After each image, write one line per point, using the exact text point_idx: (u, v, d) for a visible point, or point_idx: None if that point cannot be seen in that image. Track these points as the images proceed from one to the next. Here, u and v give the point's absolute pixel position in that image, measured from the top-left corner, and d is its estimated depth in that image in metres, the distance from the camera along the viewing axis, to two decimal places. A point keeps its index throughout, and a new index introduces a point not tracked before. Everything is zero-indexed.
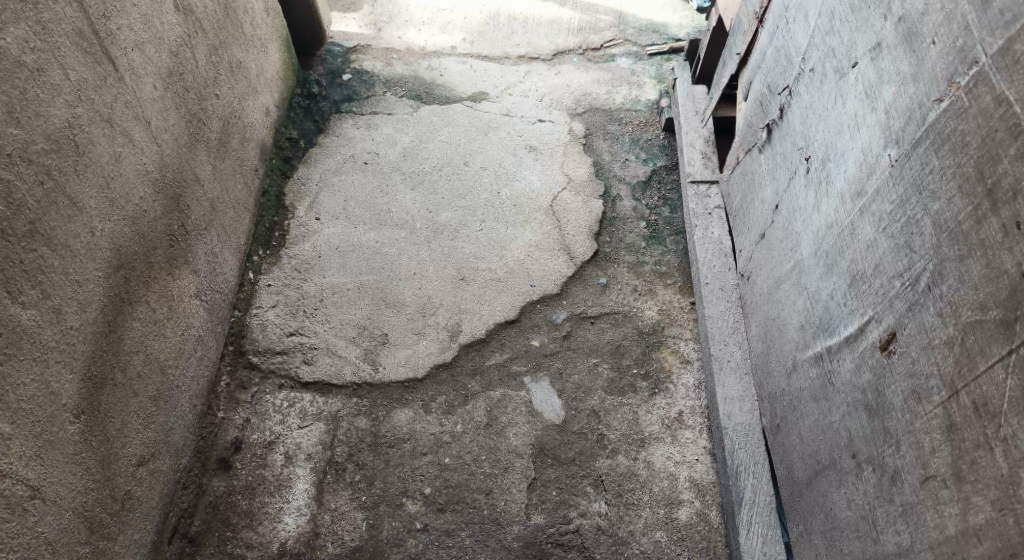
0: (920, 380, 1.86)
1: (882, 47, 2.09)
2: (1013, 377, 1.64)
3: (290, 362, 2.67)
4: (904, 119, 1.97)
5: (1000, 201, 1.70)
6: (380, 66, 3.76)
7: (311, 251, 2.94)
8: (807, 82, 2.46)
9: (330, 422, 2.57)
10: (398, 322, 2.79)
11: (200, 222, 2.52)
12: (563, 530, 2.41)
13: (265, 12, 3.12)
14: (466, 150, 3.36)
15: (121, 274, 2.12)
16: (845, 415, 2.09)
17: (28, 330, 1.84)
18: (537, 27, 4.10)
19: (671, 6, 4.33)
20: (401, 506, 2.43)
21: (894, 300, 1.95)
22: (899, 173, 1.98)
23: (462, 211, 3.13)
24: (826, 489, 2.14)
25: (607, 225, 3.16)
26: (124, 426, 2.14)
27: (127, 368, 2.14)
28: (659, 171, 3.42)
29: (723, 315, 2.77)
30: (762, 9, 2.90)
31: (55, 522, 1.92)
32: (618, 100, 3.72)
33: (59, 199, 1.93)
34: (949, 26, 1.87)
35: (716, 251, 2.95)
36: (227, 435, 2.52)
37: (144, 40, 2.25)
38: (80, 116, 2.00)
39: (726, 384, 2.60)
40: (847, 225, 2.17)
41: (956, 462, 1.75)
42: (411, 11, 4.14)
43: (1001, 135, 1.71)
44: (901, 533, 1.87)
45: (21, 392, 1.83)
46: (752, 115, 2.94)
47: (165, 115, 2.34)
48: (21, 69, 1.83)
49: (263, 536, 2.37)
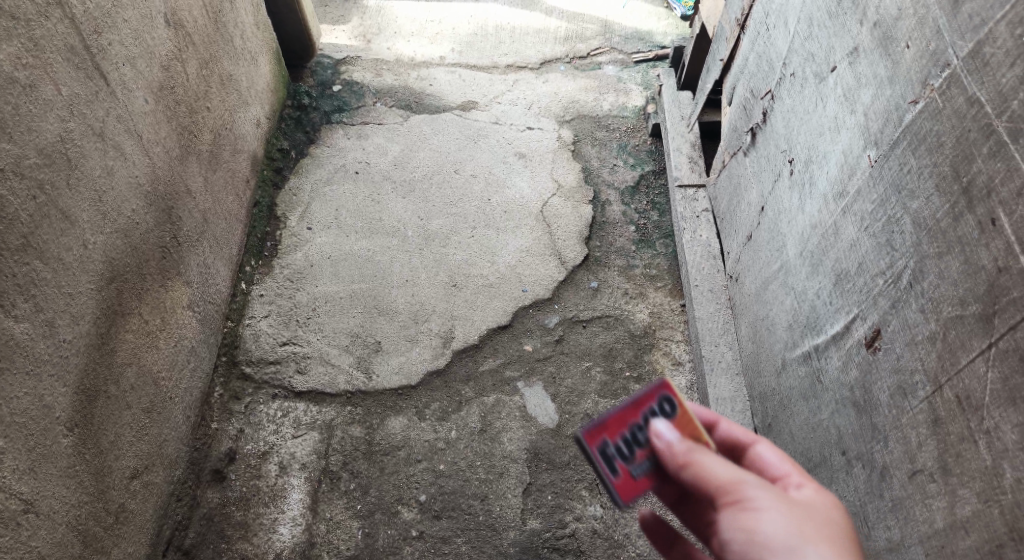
0: (905, 376, 1.88)
1: (859, 51, 2.13)
2: (994, 370, 1.67)
3: (283, 371, 2.68)
4: (882, 121, 2.01)
5: (976, 198, 1.73)
6: (370, 77, 3.79)
7: (303, 261, 2.96)
8: (789, 86, 2.49)
9: (324, 431, 2.58)
10: (391, 330, 2.80)
11: (192, 233, 2.54)
12: (559, 535, 2.43)
13: (255, 26, 3.15)
14: (456, 158, 3.39)
15: (113, 287, 2.14)
16: (833, 413, 2.12)
17: (22, 344, 1.86)
18: (524, 36, 4.14)
19: (656, 14, 4.38)
20: (396, 514, 2.44)
21: (878, 298, 1.98)
22: (879, 174, 2.01)
23: (453, 218, 3.16)
24: (818, 487, 2.16)
25: (597, 230, 3.19)
26: (118, 439, 2.15)
27: (120, 381, 2.16)
28: (647, 176, 3.45)
29: (712, 317, 2.80)
30: (743, 15, 2.94)
31: (48, 536, 1.93)
32: (606, 107, 3.75)
33: (51, 213, 1.94)
34: (922, 30, 1.91)
35: (705, 253, 2.98)
36: (221, 446, 2.53)
37: (136, 55, 2.27)
38: (72, 131, 2.02)
39: (718, 385, 2.63)
40: (830, 225, 2.20)
41: (942, 456, 1.77)
42: (399, 22, 4.18)
43: (974, 135, 1.74)
44: (892, 528, 1.89)
45: (15, 406, 1.84)
46: (736, 119, 2.97)
47: (157, 129, 2.37)
48: (14, 85, 1.86)
49: (259, 546, 2.38)
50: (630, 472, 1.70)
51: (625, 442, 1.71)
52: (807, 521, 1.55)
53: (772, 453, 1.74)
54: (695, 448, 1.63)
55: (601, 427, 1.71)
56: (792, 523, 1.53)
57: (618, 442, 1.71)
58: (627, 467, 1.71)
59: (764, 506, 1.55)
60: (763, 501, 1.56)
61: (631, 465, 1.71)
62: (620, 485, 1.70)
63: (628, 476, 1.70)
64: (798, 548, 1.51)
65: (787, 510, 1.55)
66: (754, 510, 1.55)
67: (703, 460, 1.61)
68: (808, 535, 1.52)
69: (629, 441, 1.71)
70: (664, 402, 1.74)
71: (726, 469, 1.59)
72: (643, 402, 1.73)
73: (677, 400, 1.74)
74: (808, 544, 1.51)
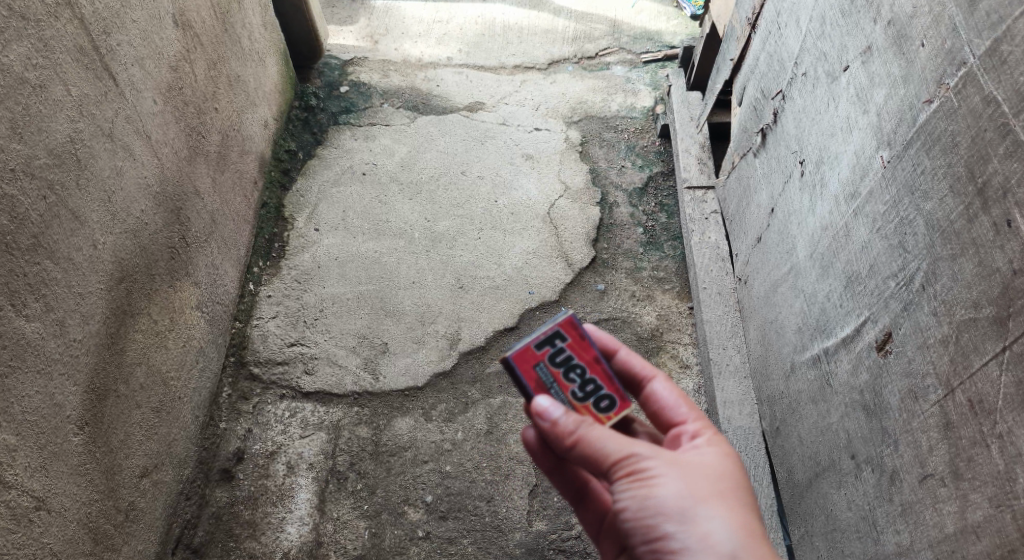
0: (917, 379, 1.87)
1: (872, 50, 2.12)
2: (1007, 374, 1.66)
3: (291, 372, 2.68)
4: (896, 121, 2.00)
5: (991, 200, 1.72)
6: (377, 78, 3.79)
7: (311, 262, 2.96)
8: (800, 86, 2.49)
9: (332, 431, 2.58)
10: (397, 331, 2.80)
11: (200, 234, 2.54)
12: (565, 536, 2.43)
13: (262, 27, 3.16)
14: (463, 159, 3.38)
15: (123, 287, 2.14)
16: (843, 416, 2.11)
17: (33, 342, 1.86)
18: (531, 37, 4.13)
19: (664, 14, 4.37)
20: (403, 515, 2.44)
21: (889, 300, 1.98)
22: (892, 175, 2.00)
23: (460, 220, 3.15)
24: (826, 491, 2.16)
25: (604, 232, 3.18)
26: (127, 438, 2.15)
27: (130, 380, 2.16)
28: (655, 177, 3.44)
29: (721, 319, 2.79)
30: (754, 14, 2.93)
31: (60, 533, 1.93)
32: (614, 108, 3.74)
33: (61, 213, 1.94)
34: (937, 28, 1.90)
35: (713, 255, 2.97)
36: (229, 446, 2.54)
37: (144, 56, 2.27)
38: (81, 131, 2.01)
39: (726, 387, 2.61)
40: (842, 227, 2.19)
41: (954, 460, 1.77)
42: (406, 23, 4.18)
43: (990, 135, 1.74)
44: (901, 532, 1.89)
45: (26, 404, 1.84)
46: (746, 120, 2.96)
47: (165, 130, 2.37)
48: (24, 85, 1.86)
49: (266, 545, 2.38)
50: (541, 366, 1.82)
51: (567, 358, 1.84)
52: (699, 482, 1.68)
53: (670, 394, 1.87)
54: (584, 420, 1.72)
55: (575, 333, 1.86)
56: (687, 490, 1.67)
57: (566, 351, 1.85)
58: (546, 365, 1.83)
59: (658, 477, 1.67)
60: (657, 471, 1.68)
61: (549, 369, 1.83)
62: (528, 352, 1.83)
63: (538, 368, 1.82)
64: (693, 514, 1.65)
65: (682, 479, 1.68)
66: (650, 481, 1.67)
67: (592, 430, 1.71)
68: (701, 500, 1.66)
69: (568, 362, 1.84)
70: (602, 399, 1.83)
71: (618, 443, 1.69)
72: (603, 378, 1.84)
73: (617, 412, 1.82)
74: (700, 509, 1.66)
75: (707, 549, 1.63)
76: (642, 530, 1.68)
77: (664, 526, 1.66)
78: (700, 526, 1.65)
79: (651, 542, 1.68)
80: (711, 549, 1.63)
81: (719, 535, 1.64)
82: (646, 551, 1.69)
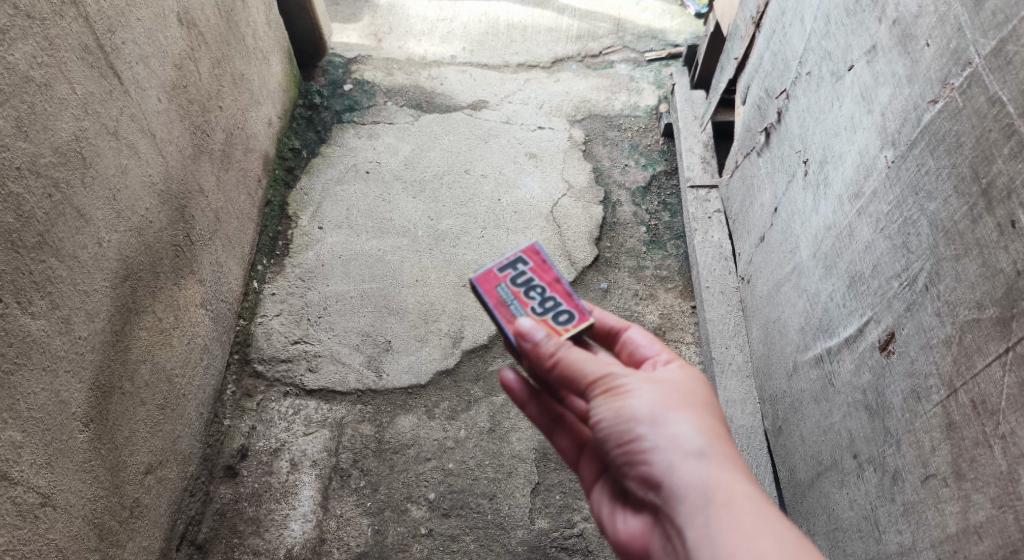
0: (919, 379, 1.88)
1: (877, 50, 2.12)
2: (1011, 375, 1.66)
3: (295, 369, 2.69)
4: (900, 121, 2.00)
5: (995, 200, 1.72)
6: (381, 76, 3.79)
7: (314, 260, 2.97)
8: (804, 85, 2.49)
9: (335, 429, 2.59)
10: (401, 329, 2.80)
11: (205, 232, 2.54)
12: (567, 535, 2.44)
13: (267, 25, 3.16)
14: (467, 157, 3.39)
15: (127, 284, 2.15)
16: (846, 416, 2.11)
17: (38, 340, 1.87)
18: (535, 35, 4.13)
19: (668, 12, 4.37)
20: (406, 512, 2.45)
21: (893, 300, 1.98)
22: (896, 175, 2.00)
23: (463, 218, 3.16)
24: (828, 490, 2.16)
25: (607, 231, 3.19)
26: (132, 435, 2.16)
27: (135, 377, 2.17)
28: (659, 176, 3.44)
29: (724, 318, 2.80)
30: (758, 13, 2.93)
31: (65, 529, 1.94)
32: (617, 106, 3.74)
33: (66, 211, 1.95)
34: (943, 28, 1.90)
35: (716, 254, 2.98)
36: (234, 443, 2.55)
37: (150, 54, 2.28)
38: (87, 129, 2.02)
39: (728, 386, 2.62)
40: (845, 227, 2.19)
41: (956, 460, 1.77)
42: (411, 21, 4.18)
43: (995, 135, 1.74)
44: (903, 532, 1.89)
45: (31, 401, 1.85)
46: (750, 119, 2.97)
47: (170, 128, 2.37)
48: (29, 84, 1.86)
49: (270, 542, 2.39)
50: (502, 286, 1.96)
51: (528, 280, 1.98)
52: (670, 393, 1.72)
53: (643, 336, 1.95)
54: (564, 343, 1.79)
55: (537, 259, 2.01)
56: (658, 399, 1.71)
57: (527, 274, 1.98)
58: (506, 286, 1.96)
59: (631, 389, 1.72)
60: (630, 384, 1.72)
61: (509, 288, 1.96)
62: (489, 274, 1.97)
63: (499, 288, 1.96)
64: (664, 418, 1.68)
65: (654, 390, 1.72)
66: (622, 392, 1.72)
67: (570, 352, 1.76)
68: (671, 407, 1.70)
69: (528, 283, 1.97)
70: (563, 315, 1.93)
71: (593, 362, 1.75)
72: (562, 297, 1.96)
73: (574, 325, 1.91)
74: (670, 415, 1.69)
75: (676, 448, 1.66)
76: (614, 436, 1.71)
77: (637, 432, 1.68)
78: (670, 429, 1.67)
79: (624, 447, 1.70)
80: (679, 448, 1.66)
81: (686, 436, 1.67)
82: (620, 456, 1.72)
